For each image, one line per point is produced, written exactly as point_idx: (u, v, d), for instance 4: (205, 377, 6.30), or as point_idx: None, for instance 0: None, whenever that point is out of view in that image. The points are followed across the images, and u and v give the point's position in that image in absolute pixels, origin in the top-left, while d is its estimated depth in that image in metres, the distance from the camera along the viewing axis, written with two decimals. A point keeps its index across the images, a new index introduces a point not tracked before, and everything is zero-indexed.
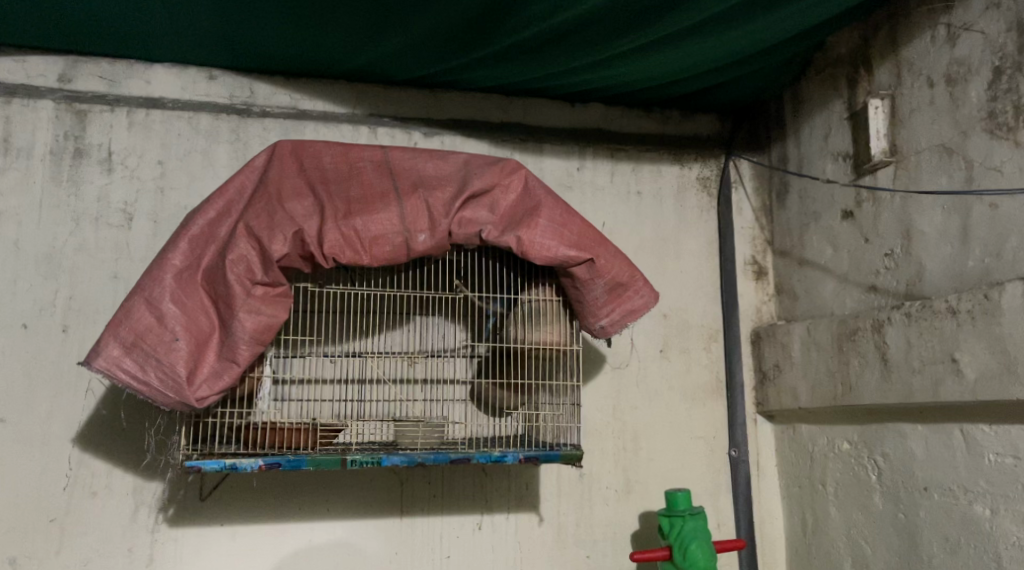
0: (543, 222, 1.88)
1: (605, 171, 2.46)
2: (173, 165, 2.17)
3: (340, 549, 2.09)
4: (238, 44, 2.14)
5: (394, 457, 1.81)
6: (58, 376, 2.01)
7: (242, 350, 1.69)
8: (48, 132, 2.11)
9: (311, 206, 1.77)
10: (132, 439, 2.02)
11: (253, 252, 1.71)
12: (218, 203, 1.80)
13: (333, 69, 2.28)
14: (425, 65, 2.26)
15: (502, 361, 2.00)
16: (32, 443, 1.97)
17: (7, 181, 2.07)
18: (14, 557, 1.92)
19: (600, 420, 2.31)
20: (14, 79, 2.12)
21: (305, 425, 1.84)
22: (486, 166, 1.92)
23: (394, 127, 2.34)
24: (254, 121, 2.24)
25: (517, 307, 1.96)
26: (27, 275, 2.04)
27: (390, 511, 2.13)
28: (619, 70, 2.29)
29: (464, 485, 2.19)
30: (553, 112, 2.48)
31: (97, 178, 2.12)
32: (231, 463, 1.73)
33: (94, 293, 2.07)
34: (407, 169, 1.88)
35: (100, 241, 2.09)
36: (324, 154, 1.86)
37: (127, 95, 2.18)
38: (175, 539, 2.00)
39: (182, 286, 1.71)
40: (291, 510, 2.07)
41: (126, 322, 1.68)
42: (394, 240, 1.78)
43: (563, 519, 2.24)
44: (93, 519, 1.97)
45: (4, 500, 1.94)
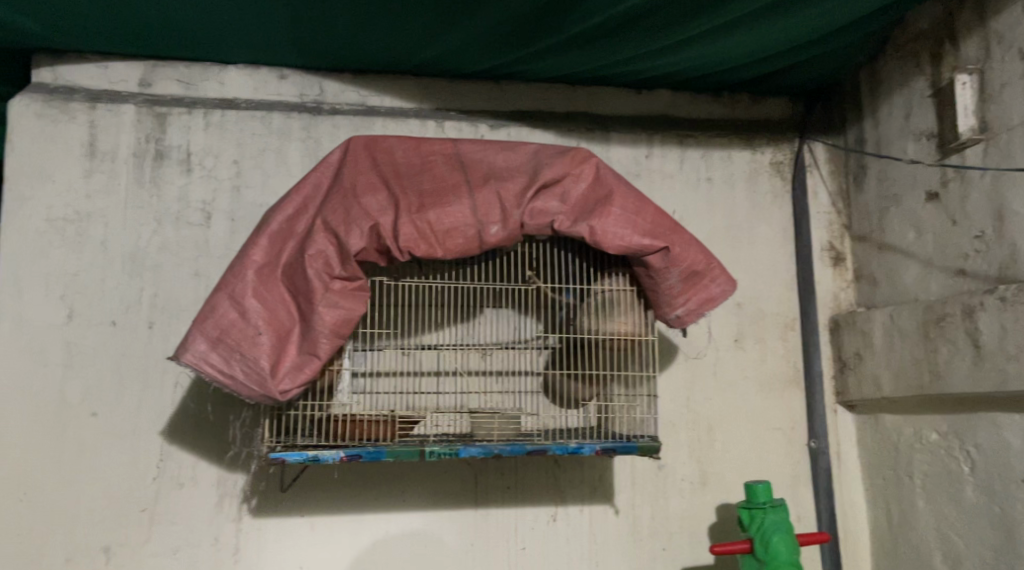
0: (617, 211, 1.87)
1: (674, 158, 2.42)
2: (248, 164, 2.22)
3: (417, 540, 2.11)
4: (309, 42, 2.18)
5: (471, 448, 1.82)
6: (145, 370, 2.08)
7: (323, 343, 1.72)
8: (130, 135, 2.18)
9: (385, 201, 1.79)
10: (218, 432, 2.08)
11: (331, 247, 1.74)
12: (296, 200, 1.83)
13: (400, 64, 2.30)
14: (492, 57, 2.26)
15: (575, 351, 2.00)
16: (123, 436, 2.05)
17: (93, 183, 2.14)
18: (108, 545, 2.00)
19: (674, 412, 2.28)
20: (98, 85, 2.20)
21: (384, 417, 1.87)
22: (557, 155, 1.91)
23: (461, 121, 2.34)
24: (325, 118, 2.27)
25: (590, 297, 1.96)
26: (114, 274, 2.11)
27: (465, 502, 2.14)
28: (689, 55, 2.25)
29: (537, 476, 2.19)
30: (620, 100, 2.45)
31: (177, 178, 2.18)
32: (313, 455, 1.76)
33: (178, 290, 2.13)
34: (477, 161, 1.88)
35: (182, 240, 2.16)
36: (396, 148, 1.88)
37: (203, 97, 2.24)
38: (258, 529, 2.05)
39: (263, 281, 1.75)
40: (369, 501, 2.11)
41: (211, 317, 1.73)
42: (467, 233, 1.79)
43: (637, 511, 2.22)
44: (181, 509, 2.04)
45: (98, 491, 2.02)
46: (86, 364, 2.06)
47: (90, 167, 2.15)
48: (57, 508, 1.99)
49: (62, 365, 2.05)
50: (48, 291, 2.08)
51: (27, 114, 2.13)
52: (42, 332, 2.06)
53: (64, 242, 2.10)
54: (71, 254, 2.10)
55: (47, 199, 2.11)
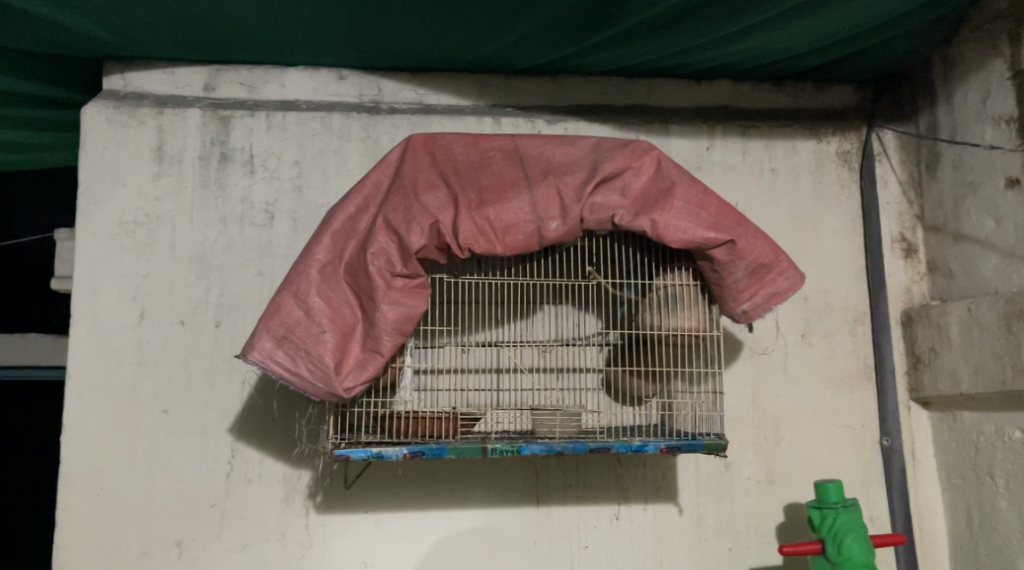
0: (679, 204, 1.83)
1: (737, 150, 2.36)
2: (309, 164, 2.24)
3: (480, 537, 2.11)
4: (368, 43, 2.19)
5: (533, 445, 1.81)
6: (212, 368, 2.12)
7: (385, 341, 1.73)
8: (196, 138, 2.23)
9: (445, 198, 1.79)
10: (284, 429, 2.11)
11: (393, 245, 1.75)
12: (357, 198, 1.84)
13: (458, 62, 2.30)
14: (549, 52, 2.24)
15: (637, 348, 1.96)
16: (193, 432, 2.09)
17: (162, 186, 2.20)
18: (181, 539, 2.05)
19: (739, 409, 2.23)
20: (165, 90, 2.27)
21: (446, 414, 1.87)
22: (617, 148, 1.88)
23: (517, 116, 2.33)
24: (383, 117, 2.28)
25: (653, 292, 1.92)
26: (182, 275, 2.16)
27: (526, 500, 2.14)
28: (751, 44, 2.20)
29: (599, 474, 2.17)
30: (679, 92, 2.41)
31: (241, 180, 2.22)
32: (376, 452, 1.77)
33: (243, 290, 2.17)
34: (536, 156, 1.87)
35: (246, 240, 2.19)
36: (455, 145, 1.88)
37: (265, 100, 2.29)
38: (323, 525, 2.08)
39: (327, 279, 1.77)
40: (431, 498, 2.11)
41: (277, 315, 1.75)
42: (526, 229, 1.78)
43: (702, 511, 2.18)
44: (250, 504, 2.08)
45: (170, 486, 2.07)
46: (157, 362, 2.11)
47: (158, 171, 2.20)
48: (132, 502, 2.05)
49: (135, 364, 2.11)
50: (120, 292, 2.14)
51: (99, 120, 2.20)
52: (115, 332, 2.12)
53: (135, 243, 2.16)
54: (141, 256, 2.16)
55: (118, 202, 2.17)
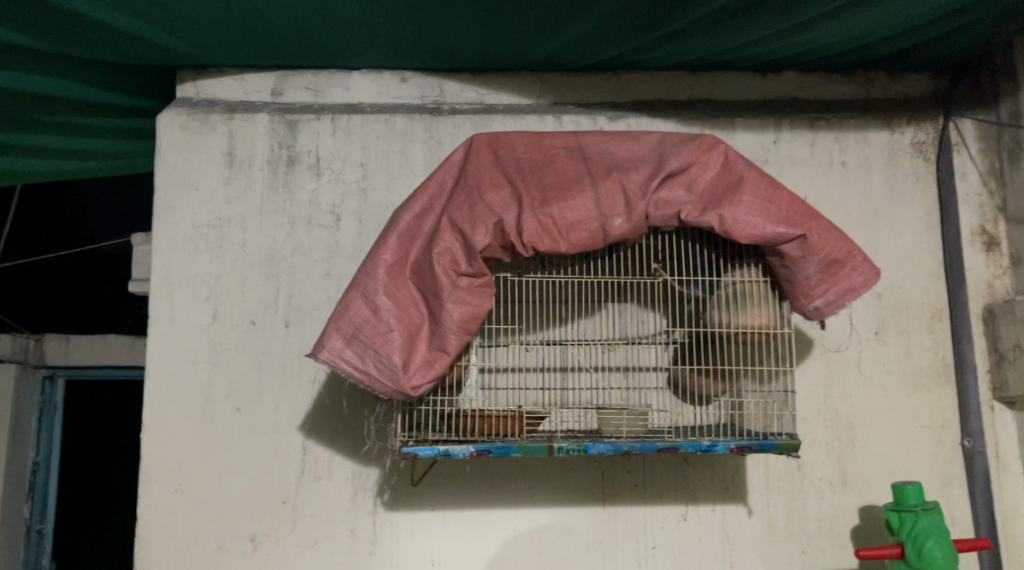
0: (748, 198, 1.80)
1: (805, 142, 2.30)
2: (374, 166, 2.26)
3: (545, 536, 2.11)
4: (431, 44, 2.21)
5: (600, 444, 1.80)
6: (283, 367, 2.17)
7: (451, 340, 1.74)
8: (265, 142, 2.28)
9: (508, 197, 1.79)
10: (353, 426, 2.14)
11: (458, 244, 1.76)
12: (422, 199, 1.86)
13: (519, 60, 2.30)
14: (612, 48, 2.22)
15: (704, 346, 1.93)
16: (264, 430, 2.14)
17: (233, 190, 2.25)
18: (255, 534, 2.09)
19: (811, 409, 2.17)
20: (234, 97, 2.33)
21: (511, 413, 1.87)
22: (683, 143, 1.86)
23: (579, 114, 2.31)
24: (445, 118, 2.29)
25: (721, 289, 1.89)
26: (253, 276, 2.21)
27: (592, 499, 2.12)
28: (820, 33, 2.14)
29: (666, 474, 2.14)
30: (745, 84, 2.36)
31: (308, 183, 2.26)
32: (443, 450, 1.79)
33: (311, 290, 2.21)
34: (600, 153, 1.85)
35: (314, 241, 2.23)
36: (518, 144, 1.87)
37: (331, 103, 2.32)
38: (391, 523, 2.10)
39: (394, 279, 1.79)
40: (497, 496, 2.12)
41: (345, 315, 1.77)
42: (591, 226, 1.76)
43: (773, 512, 2.13)
44: (319, 501, 2.11)
45: (243, 482, 2.12)
46: (230, 362, 2.17)
47: (229, 175, 2.26)
48: (208, 498, 2.11)
49: (209, 363, 2.17)
50: (195, 293, 2.20)
51: (173, 126, 2.27)
52: (190, 332, 2.18)
53: (208, 246, 2.22)
54: (214, 258, 2.22)
55: (192, 206, 2.24)
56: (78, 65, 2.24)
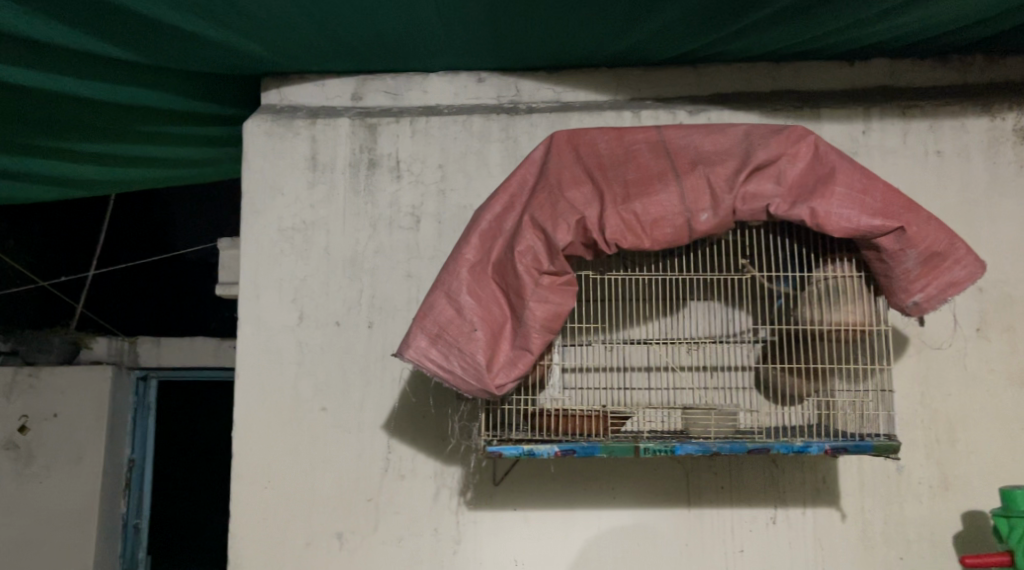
0: (841, 190, 1.75)
1: (897, 132, 2.21)
2: (452, 167, 2.27)
3: (629, 537, 2.08)
4: (508, 43, 2.20)
5: (687, 445, 1.77)
6: (367, 367, 2.20)
7: (534, 339, 1.73)
8: (346, 146, 2.31)
9: (590, 193, 1.77)
10: (437, 425, 2.15)
11: (540, 243, 1.75)
12: (503, 198, 1.85)
13: (597, 57, 2.27)
14: (692, 40, 2.17)
15: (795, 344, 1.88)
16: (349, 428, 2.17)
17: (317, 193, 2.29)
18: (341, 532, 2.13)
19: (908, 408, 2.08)
20: (317, 102, 2.38)
21: (596, 412, 1.85)
22: (771, 134, 1.80)
23: (658, 109, 2.27)
24: (522, 117, 2.28)
25: (812, 285, 1.83)
26: (336, 277, 2.25)
27: (677, 501, 2.08)
28: (913, 17, 2.05)
29: (754, 476, 2.09)
30: (831, 74, 2.28)
31: (388, 185, 2.28)
32: (528, 449, 1.78)
33: (393, 291, 2.23)
34: (684, 147, 1.81)
35: (395, 243, 2.25)
36: (600, 140, 1.85)
37: (409, 106, 2.35)
38: (475, 522, 2.11)
39: (477, 279, 1.79)
40: (580, 497, 2.10)
41: (430, 314, 1.78)
42: (675, 222, 1.73)
43: (868, 516, 2.05)
44: (403, 499, 2.13)
45: (330, 479, 2.15)
46: (316, 362, 2.21)
47: (313, 179, 2.30)
48: (295, 495, 2.15)
49: (296, 363, 2.21)
50: (281, 296, 2.25)
51: (259, 133, 2.32)
52: (277, 334, 2.23)
53: (293, 249, 2.27)
54: (299, 260, 2.26)
55: (278, 211, 2.29)
56: (170, 76, 2.31)
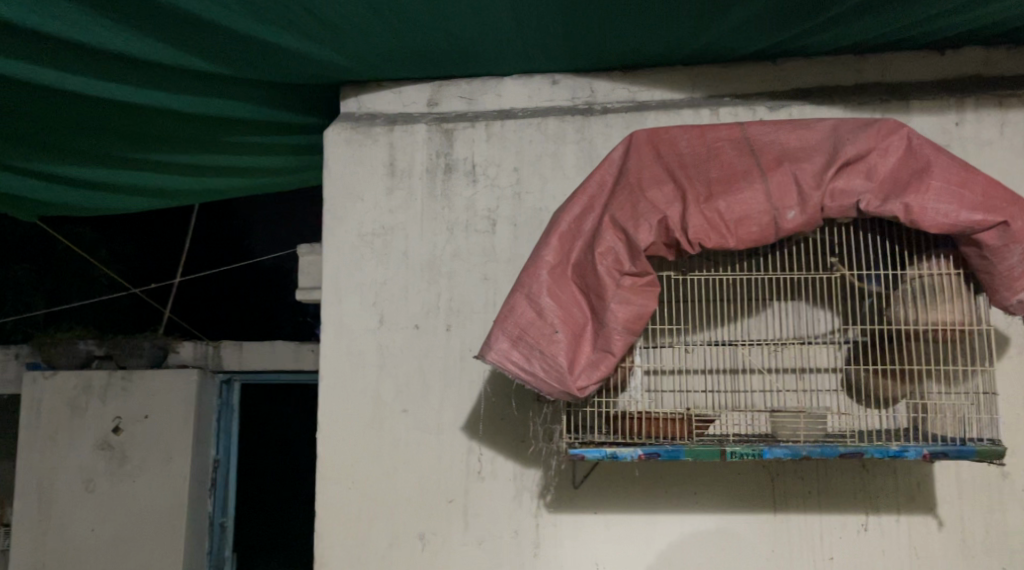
0: (937, 184, 1.68)
1: (993, 123, 2.11)
2: (528, 169, 2.27)
3: (713, 543, 2.04)
4: (583, 43, 2.19)
5: (775, 450, 1.72)
6: (446, 370, 2.21)
7: (616, 340, 1.71)
8: (423, 151, 2.34)
9: (672, 193, 1.75)
10: (519, 427, 2.15)
11: (621, 243, 1.73)
12: (582, 199, 1.84)
13: (673, 55, 2.24)
14: (771, 35, 2.13)
15: (887, 345, 1.82)
16: (430, 431, 2.19)
17: (395, 199, 2.32)
18: (424, 533, 2.15)
19: (1010, 413, 1.98)
20: (394, 109, 2.41)
21: (679, 415, 1.83)
22: (860, 128, 1.75)
23: (737, 105, 2.22)
24: (598, 118, 2.27)
25: (906, 284, 1.78)
26: (415, 281, 2.27)
27: (763, 506, 2.03)
28: (1009, 2, 1.96)
29: (844, 482, 2.02)
30: (920, 64, 2.20)
31: (465, 189, 2.30)
32: (611, 452, 1.77)
33: (470, 294, 2.24)
34: (769, 143, 1.77)
35: (471, 246, 2.27)
36: (680, 138, 1.82)
37: (484, 110, 2.36)
38: (555, 524, 2.10)
39: (557, 281, 1.78)
40: (662, 501, 2.07)
41: (510, 316, 1.77)
42: (761, 220, 1.70)
43: (968, 525, 1.97)
44: (484, 502, 2.14)
45: (411, 480, 2.18)
46: (396, 365, 2.24)
47: (391, 185, 2.33)
48: (377, 496, 2.18)
49: (377, 366, 2.24)
50: (362, 300, 2.29)
51: (339, 140, 2.37)
52: (358, 337, 2.27)
53: (373, 254, 2.30)
54: (379, 265, 2.30)
55: (358, 216, 2.33)
56: (255, 88, 2.37)
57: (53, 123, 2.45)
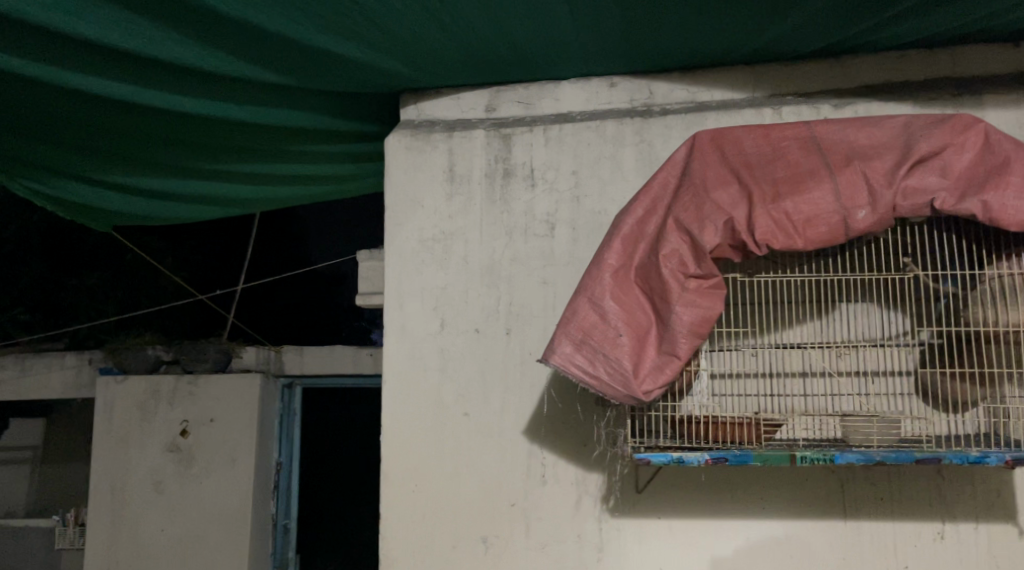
0: (1017, 180, 1.63)
1: None
2: (586, 173, 2.27)
3: (781, 549, 2.00)
4: (642, 45, 2.18)
5: (848, 455, 1.69)
6: (507, 373, 2.22)
7: (682, 344, 1.70)
8: (482, 157, 2.35)
9: (738, 194, 1.73)
10: (582, 431, 2.15)
11: (685, 245, 1.72)
12: (645, 201, 1.82)
13: (734, 54, 2.21)
14: (835, 31, 2.08)
15: (961, 346, 1.77)
16: (491, 434, 2.20)
17: (455, 204, 2.34)
18: (486, 536, 2.15)
19: None
20: (452, 116, 2.43)
21: (747, 419, 1.80)
22: (934, 124, 1.71)
23: (801, 104, 2.18)
24: (657, 120, 2.25)
25: (981, 285, 1.73)
26: (475, 285, 2.28)
27: (833, 513, 1.99)
28: None
29: (918, 489, 1.97)
30: (992, 57, 2.13)
31: (523, 194, 2.30)
32: (678, 457, 1.75)
33: (530, 298, 2.25)
34: (836, 142, 1.74)
35: (530, 250, 2.27)
36: (746, 138, 1.79)
37: (542, 115, 2.37)
38: (618, 529, 2.09)
39: (620, 283, 1.77)
40: (728, 507, 2.04)
41: (574, 320, 1.77)
42: (830, 220, 1.67)
43: None
44: (547, 505, 2.14)
45: (473, 483, 2.19)
46: (458, 369, 2.25)
47: (451, 190, 2.35)
48: (440, 498, 2.20)
49: (438, 370, 2.26)
50: (423, 304, 2.31)
51: (399, 147, 2.39)
52: (420, 342, 2.29)
53: (433, 259, 2.32)
54: (440, 270, 2.31)
55: (418, 222, 2.35)
56: (318, 98, 2.42)
57: (125, 136, 2.54)
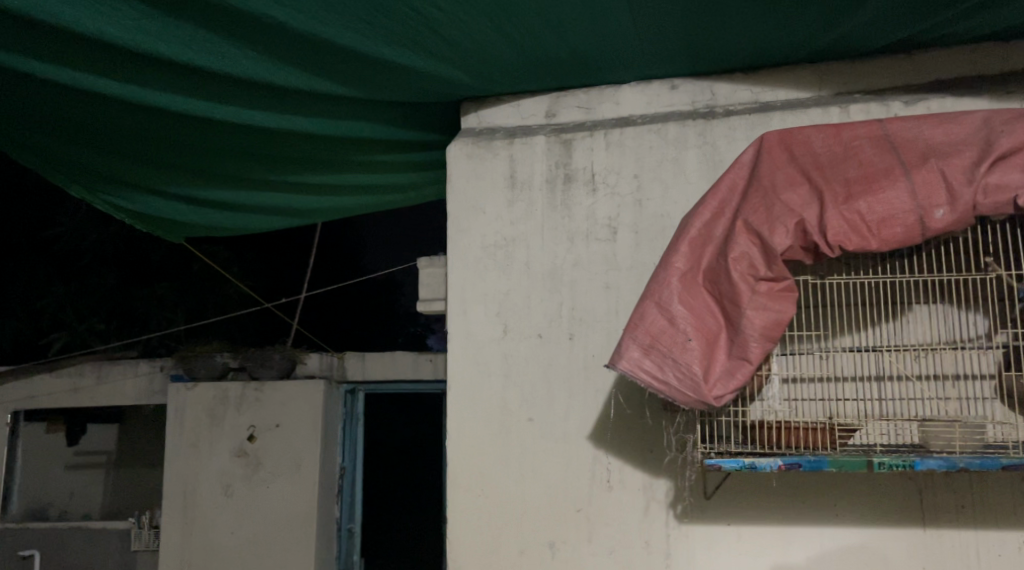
0: None
1: None
2: (648, 176, 2.26)
3: (856, 558, 1.95)
4: (704, 47, 2.16)
5: (928, 461, 1.64)
6: (570, 379, 2.22)
7: (753, 347, 1.68)
8: (543, 163, 2.35)
9: (808, 195, 1.71)
10: (650, 437, 2.13)
11: (755, 249, 1.70)
12: (711, 203, 1.80)
13: (800, 52, 2.17)
14: (905, 26, 2.03)
15: None
16: (555, 439, 2.20)
17: (517, 210, 2.35)
18: (553, 541, 2.15)
19: None
20: (513, 123, 2.45)
21: (821, 424, 1.77)
22: (1014, 119, 1.66)
23: (870, 101, 2.13)
24: (720, 121, 2.23)
25: None
26: (538, 291, 2.29)
27: (911, 521, 1.93)
28: None
29: (1001, 496, 1.91)
30: None
31: (585, 198, 2.30)
32: (749, 463, 1.72)
33: (594, 302, 2.24)
34: (911, 139, 1.70)
35: (592, 255, 2.26)
36: (815, 138, 1.76)
37: (603, 119, 2.36)
38: (686, 536, 2.07)
39: (688, 287, 1.75)
40: (800, 514, 2.00)
41: (642, 324, 1.75)
42: (905, 219, 1.64)
43: None
44: (613, 511, 2.13)
45: (539, 488, 2.19)
46: (523, 375, 2.26)
47: (512, 197, 2.36)
48: (506, 503, 2.21)
49: (502, 375, 2.27)
50: (486, 309, 2.32)
51: (461, 155, 2.42)
52: (484, 347, 2.30)
53: (496, 265, 2.34)
54: (503, 276, 2.33)
55: (481, 228, 2.37)
56: (382, 108, 2.46)
57: (196, 149, 2.61)
